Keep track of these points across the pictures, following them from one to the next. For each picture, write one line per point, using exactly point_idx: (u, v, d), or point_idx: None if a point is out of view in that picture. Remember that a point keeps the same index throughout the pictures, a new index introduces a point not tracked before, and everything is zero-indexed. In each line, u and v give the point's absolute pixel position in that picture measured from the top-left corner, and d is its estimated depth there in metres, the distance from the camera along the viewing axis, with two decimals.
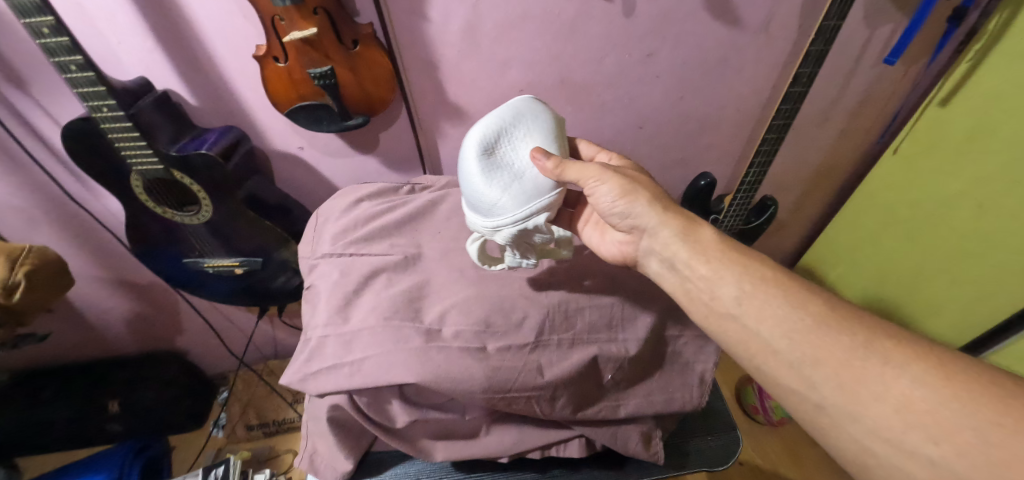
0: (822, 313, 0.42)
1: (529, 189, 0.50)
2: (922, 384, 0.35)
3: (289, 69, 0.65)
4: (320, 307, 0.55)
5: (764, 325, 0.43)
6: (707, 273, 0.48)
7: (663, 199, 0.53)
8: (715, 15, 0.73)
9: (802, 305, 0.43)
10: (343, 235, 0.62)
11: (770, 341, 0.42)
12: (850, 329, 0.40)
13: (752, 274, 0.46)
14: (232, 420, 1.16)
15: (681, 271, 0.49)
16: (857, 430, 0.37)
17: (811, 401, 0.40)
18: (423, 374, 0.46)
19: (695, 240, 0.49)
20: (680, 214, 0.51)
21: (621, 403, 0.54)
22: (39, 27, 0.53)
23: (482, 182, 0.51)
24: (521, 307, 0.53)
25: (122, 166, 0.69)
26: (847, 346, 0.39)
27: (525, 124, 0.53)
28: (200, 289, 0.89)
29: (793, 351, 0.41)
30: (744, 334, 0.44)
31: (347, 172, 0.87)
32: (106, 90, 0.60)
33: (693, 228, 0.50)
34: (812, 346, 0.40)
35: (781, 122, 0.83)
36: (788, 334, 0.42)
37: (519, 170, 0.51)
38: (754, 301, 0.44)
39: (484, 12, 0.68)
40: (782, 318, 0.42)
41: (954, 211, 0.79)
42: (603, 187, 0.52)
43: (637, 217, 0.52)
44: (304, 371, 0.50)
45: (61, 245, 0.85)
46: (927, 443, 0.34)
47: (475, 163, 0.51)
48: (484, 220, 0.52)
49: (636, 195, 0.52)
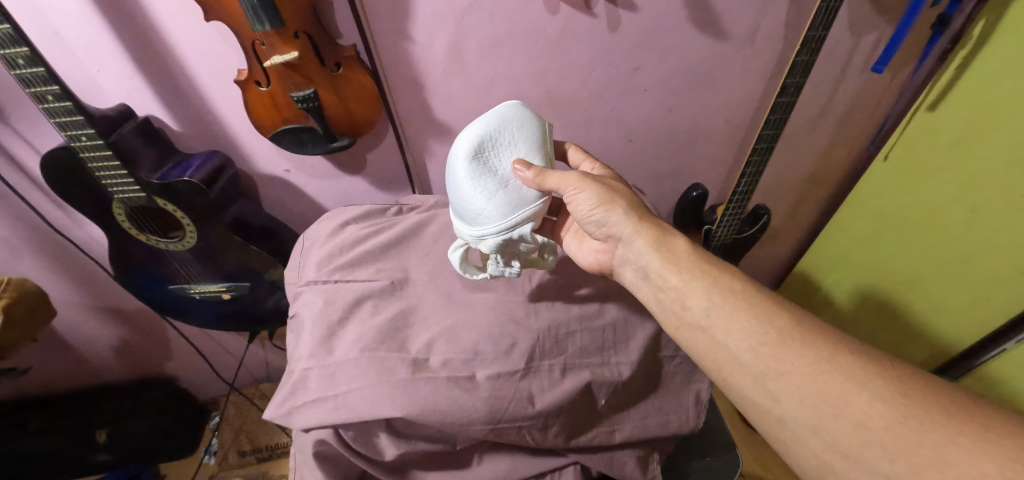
0: (786, 328, 0.41)
1: (514, 200, 0.50)
2: (881, 400, 0.36)
3: (271, 93, 0.64)
4: (304, 337, 0.54)
5: (731, 338, 0.43)
6: (678, 284, 0.47)
7: (639, 209, 0.52)
8: (701, 27, 0.72)
9: (768, 319, 0.42)
10: (328, 261, 0.61)
11: (737, 354, 0.42)
12: (814, 341, 0.40)
13: (722, 288, 0.45)
14: (224, 446, 1.13)
15: (654, 282, 0.49)
16: (815, 444, 0.38)
17: (774, 413, 0.40)
18: (410, 408, 0.45)
19: (669, 252, 0.49)
20: (653, 223, 0.51)
21: (616, 428, 0.52)
22: (14, 58, 0.52)
23: (469, 187, 0.50)
24: (511, 333, 0.53)
25: (104, 195, 0.68)
26: (810, 360, 0.39)
27: (511, 130, 0.52)
28: (187, 316, 0.87)
29: (758, 363, 0.41)
30: (713, 347, 0.44)
31: (335, 193, 0.86)
32: (84, 119, 0.59)
33: (666, 240, 0.49)
34: (778, 361, 0.40)
35: (771, 132, 0.82)
36: (754, 347, 0.41)
37: (503, 178, 0.51)
38: (723, 313, 0.44)
39: (469, 32, 0.68)
40: (750, 331, 0.42)
41: (941, 218, 0.79)
42: (582, 194, 0.52)
43: (613, 226, 0.52)
44: (289, 405, 0.49)
45: (44, 275, 0.83)
46: (883, 460, 0.34)
47: (461, 171, 0.51)
48: (470, 228, 0.52)
49: (612, 205, 0.52)
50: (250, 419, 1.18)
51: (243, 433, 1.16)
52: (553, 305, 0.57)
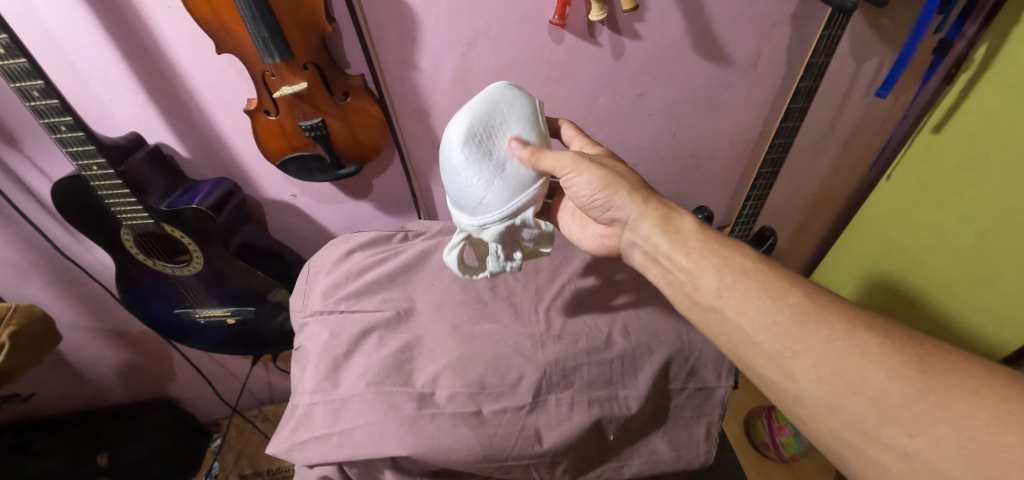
0: (801, 306, 0.40)
1: (512, 184, 0.50)
2: (898, 377, 0.35)
3: (280, 122, 0.65)
4: (309, 370, 0.54)
5: (745, 317, 0.42)
6: (688, 265, 0.46)
7: (643, 187, 0.51)
8: (704, 54, 0.73)
9: (782, 297, 0.41)
10: (334, 290, 0.61)
11: (751, 333, 0.41)
12: (828, 319, 0.39)
13: (733, 265, 0.44)
14: (226, 470, 1.11)
15: (662, 262, 0.48)
16: (834, 422, 0.37)
17: (791, 392, 0.40)
18: (415, 447, 0.45)
19: (675, 232, 0.47)
20: (658, 201, 0.49)
21: (624, 463, 0.52)
22: (30, 91, 0.53)
23: (467, 175, 0.50)
24: (517, 366, 0.52)
25: (113, 222, 0.69)
26: (826, 339, 0.38)
27: (503, 113, 0.50)
28: (191, 339, 0.87)
29: (773, 344, 0.40)
30: (727, 327, 0.43)
31: (341, 217, 0.87)
32: (96, 148, 0.60)
33: (671, 218, 0.48)
34: (793, 340, 0.39)
35: (776, 155, 0.82)
36: (770, 326, 0.40)
37: (499, 162, 0.50)
38: (734, 292, 0.43)
39: (474, 60, 0.68)
40: (763, 310, 0.41)
41: (946, 239, 0.79)
42: (581, 178, 0.50)
43: (617, 210, 0.50)
44: (292, 440, 0.49)
45: (51, 298, 0.83)
46: (901, 435, 0.34)
47: (458, 155, 0.50)
48: (470, 218, 0.52)
49: (615, 188, 0.50)
50: (252, 443, 1.17)
51: (244, 457, 1.14)
52: (559, 336, 0.56)
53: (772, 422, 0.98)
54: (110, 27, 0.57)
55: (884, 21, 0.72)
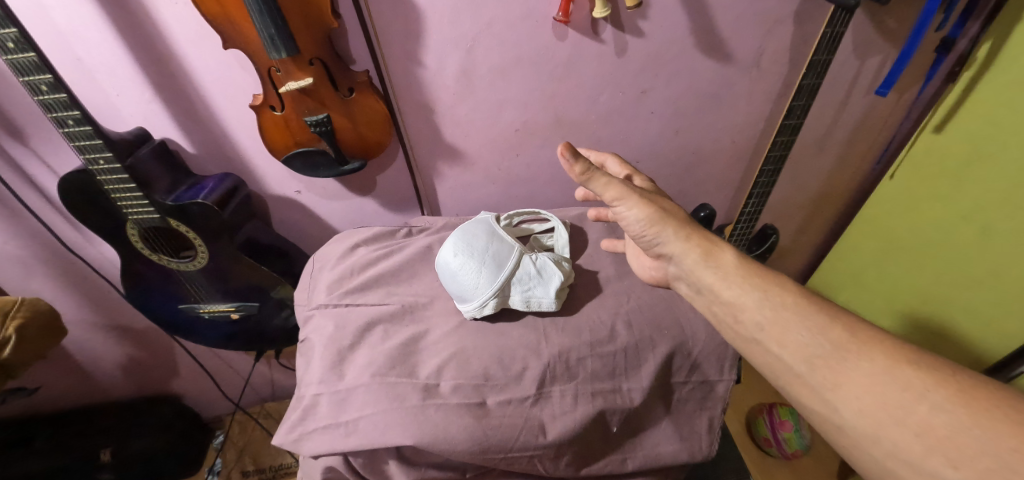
0: (842, 339, 0.39)
1: (496, 264, 0.57)
2: (941, 410, 0.34)
3: (285, 117, 0.65)
4: (314, 362, 0.55)
5: (786, 349, 0.41)
6: (732, 299, 0.45)
7: (688, 223, 0.50)
8: (707, 52, 0.73)
9: (822, 330, 0.40)
10: (338, 284, 0.61)
11: (792, 364, 0.41)
12: (870, 352, 0.38)
13: (774, 299, 0.43)
14: (228, 466, 1.12)
15: (707, 295, 0.47)
16: (876, 452, 0.37)
17: (833, 423, 0.39)
18: (420, 436, 0.46)
19: (716, 267, 0.46)
20: (700, 235, 0.48)
21: (627, 456, 0.52)
22: (38, 85, 0.54)
23: (457, 263, 0.57)
24: (521, 358, 0.53)
25: (118, 216, 0.69)
26: (866, 372, 0.37)
27: (479, 224, 0.62)
28: (195, 334, 0.87)
29: (814, 375, 0.40)
30: (769, 358, 0.43)
31: (345, 214, 0.87)
32: (103, 142, 0.60)
33: (710, 252, 0.47)
34: (833, 372, 0.39)
35: (779, 153, 0.82)
36: (810, 359, 0.40)
37: (482, 251, 0.58)
38: (776, 326, 0.42)
39: (479, 57, 0.69)
40: (803, 343, 0.41)
41: (947, 240, 0.79)
42: (630, 212, 0.50)
43: (663, 245, 0.50)
44: (298, 431, 0.49)
45: (56, 292, 0.84)
46: (945, 467, 0.33)
47: (447, 252, 0.59)
48: (469, 300, 0.56)
49: (662, 225, 0.49)
50: (254, 439, 1.17)
51: (246, 453, 1.15)
52: (563, 328, 0.56)
53: (773, 418, 1.00)
54: (118, 22, 0.58)
55: (886, 20, 0.73)
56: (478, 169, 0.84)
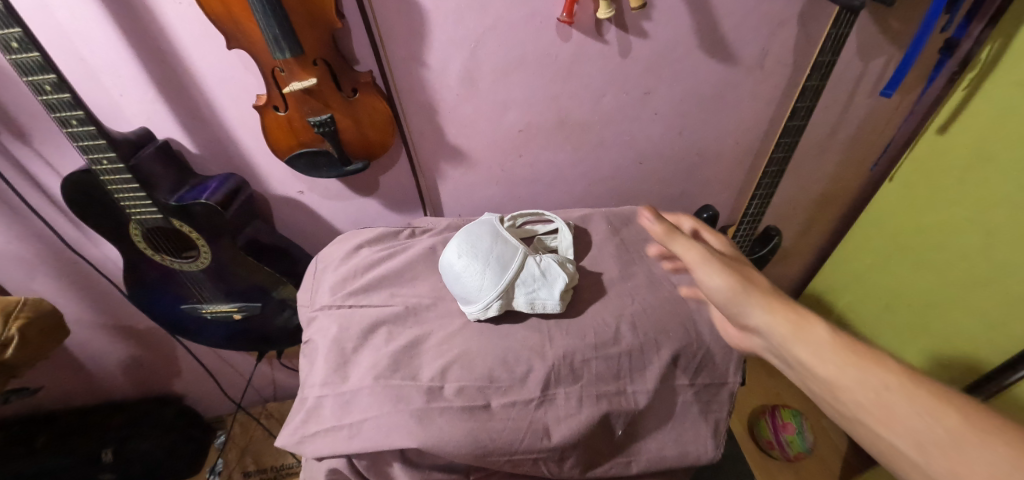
0: (959, 421, 0.32)
1: (500, 265, 0.56)
2: None
3: (289, 118, 0.65)
4: (318, 364, 0.55)
5: (889, 432, 0.34)
6: (829, 378, 0.37)
7: (777, 294, 0.43)
8: (711, 53, 0.73)
9: (933, 410, 0.33)
10: (342, 285, 0.61)
11: (901, 452, 0.34)
12: (998, 439, 0.30)
13: (877, 376, 0.36)
14: (229, 466, 1.12)
15: (799, 373, 0.40)
16: None
17: None
18: (424, 439, 0.45)
19: (809, 345, 0.39)
20: (790, 307, 0.41)
21: (632, 459, 0.52)
22: (42, 85, 0.53)
23: (462, 264, 0.57)
24: (525, 360, 0.53)
25: (122, 216, 0.69)
26: (993, 462, 0.30)
27: (484, 225, 0.62)
28: (197, 334, 0.87)
29: (930, 465, 0.32)
30: (875, 443, 0.35)
31: (347, 214, 0.87)
32: (106, 143, 0.60)
33: (800, 326, 0.40)
34: (951, 462, 0.31)
35: (782, 154, 0.82)
36: (923, 446, 0.33)
37: (486, 252, 0.57)
38: (876, 405, 0.35)
39: (482, 58, 0.69)
40: (911, 426, 0.33)
41: (952, 243, 0.78)
42: (709, 276, 0.45)
43: (745, 314, 0.43)
44: (301, 433, 0.49)
45: (58, 292, 0.84)
46: None
47: (452, 253, 0.58)
48: (473, 301, 0.56)
49: (747, 292, 0.43)
50: (255, 439, 1.17)
51: (248, 454, 1.14)
52: (567, 330, 0.56)
53: (776, 420, 1.00)
54: (122, 22, 0.57)
55: (891, 21, 0.72)
56: (481, 170, 0.84)
